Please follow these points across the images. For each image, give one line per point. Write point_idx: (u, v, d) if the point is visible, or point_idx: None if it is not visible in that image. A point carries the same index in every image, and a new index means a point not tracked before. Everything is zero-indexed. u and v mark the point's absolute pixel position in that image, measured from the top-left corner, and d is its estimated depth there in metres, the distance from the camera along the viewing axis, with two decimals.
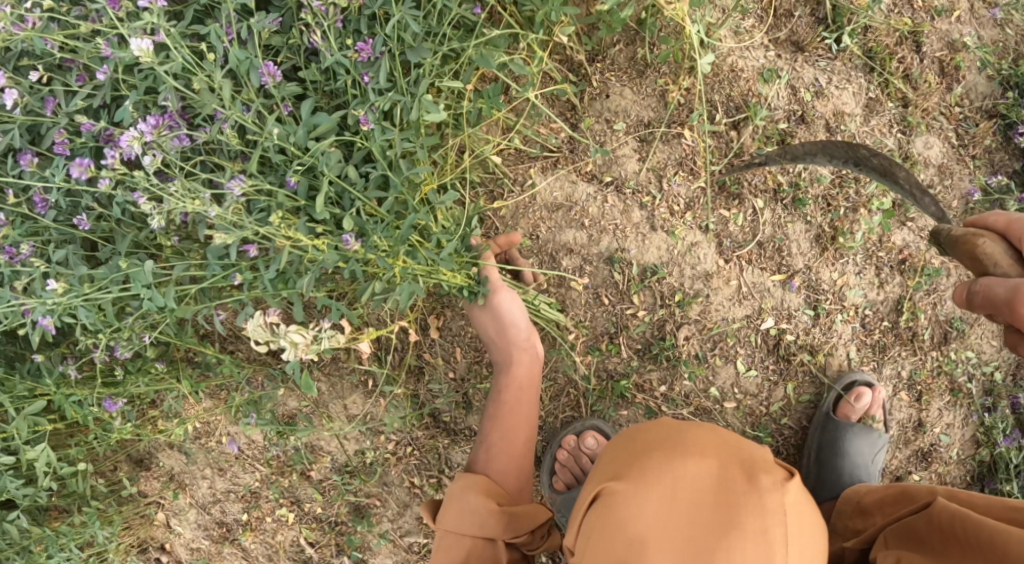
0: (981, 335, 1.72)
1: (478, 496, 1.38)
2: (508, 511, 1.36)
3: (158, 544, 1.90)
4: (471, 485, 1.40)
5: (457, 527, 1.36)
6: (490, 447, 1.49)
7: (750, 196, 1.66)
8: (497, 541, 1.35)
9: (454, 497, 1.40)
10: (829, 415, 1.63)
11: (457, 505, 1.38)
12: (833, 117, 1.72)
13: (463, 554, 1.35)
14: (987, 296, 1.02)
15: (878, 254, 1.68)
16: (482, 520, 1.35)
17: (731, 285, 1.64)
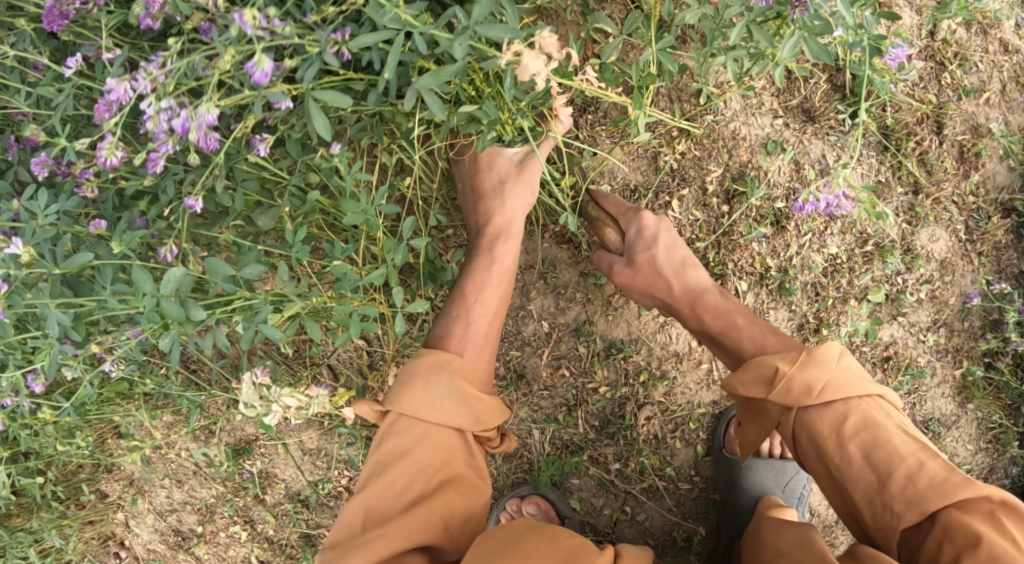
0: (956, 438, 1.70)
1: (453, 378, 1.21)
2: (482, 400, 1.22)
3: (118, 540, 1.96)
4: (446, 363, 1.22)
5: (419, 413, 1.18)
6: (466, 324, 1.31)
7: (734, 278, 1.58)
8: (466, 433, 1.21)
9: (420, 374, 1.21)
10: (722, 451, 1.57)
11: (422, 388, 1.20)
12: (836, 201, 1.60)
13: (422, 441, 1.18)
14: (599, 263, 1.45)
15: (861, 349, 1.62)
16: (452, 407, 1.20)
17: (700, 370, 1.58)
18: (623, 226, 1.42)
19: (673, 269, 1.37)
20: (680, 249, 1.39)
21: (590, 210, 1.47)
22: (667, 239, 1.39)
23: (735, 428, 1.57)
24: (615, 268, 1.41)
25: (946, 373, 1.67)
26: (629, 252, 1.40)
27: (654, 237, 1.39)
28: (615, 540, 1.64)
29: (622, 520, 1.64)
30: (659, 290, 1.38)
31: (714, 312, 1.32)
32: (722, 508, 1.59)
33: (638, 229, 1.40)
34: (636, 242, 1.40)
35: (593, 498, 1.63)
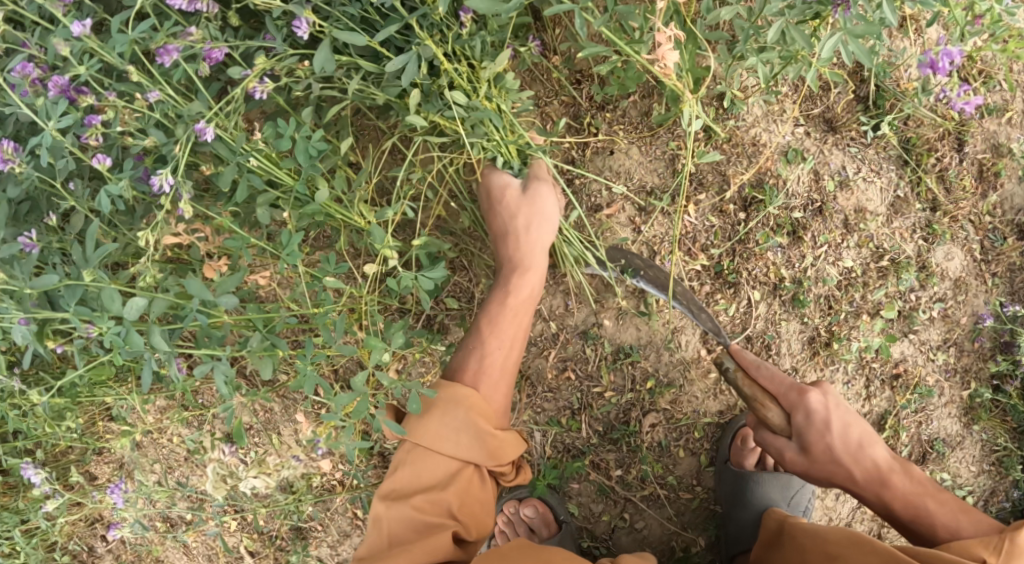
0: (959, 459, 1.68)
1: (468, 414, 1.27)
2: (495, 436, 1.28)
3: (107, 522, 1.95)
4: (464, 403, 1.28)
5: (434, 446, 1.27)
6: (483, 356, 1.32)
7: (747, 286, 1.55)
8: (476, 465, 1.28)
9: (438, 406, 1.28)
10: (727, 463, 1.55)
11: (441, 421, 1.27)
12: (853, 214, 1.58)
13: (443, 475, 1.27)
14: (762, 443, 1.36)
15: (871, 365, 1.60)
16: (466, 442, 1.27)
17: (707, 379, 1.55)
18: (788, 407, 1.32)
19: (852, 455, 1.28)
20: (857, 428, 1.29)
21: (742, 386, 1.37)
22: (841, 418, 1.29)
23: (740, 440, 1.56)
24: (790, 456, 1.32)
25: (953, 393, 1.66)
26: (801, 439, 1.30)
27: (827, 424, 1.28)
28: (613, 548, 1.62)
29: (620, 528, 1.62)
30: (843, 478, 1.30)
31: (903, 499, 1.27)
32: (723, 520, 1.57)
33: (807, 415, 1.30)
34: (807, 430, 1.29)
35: (592, 504, 1.61)
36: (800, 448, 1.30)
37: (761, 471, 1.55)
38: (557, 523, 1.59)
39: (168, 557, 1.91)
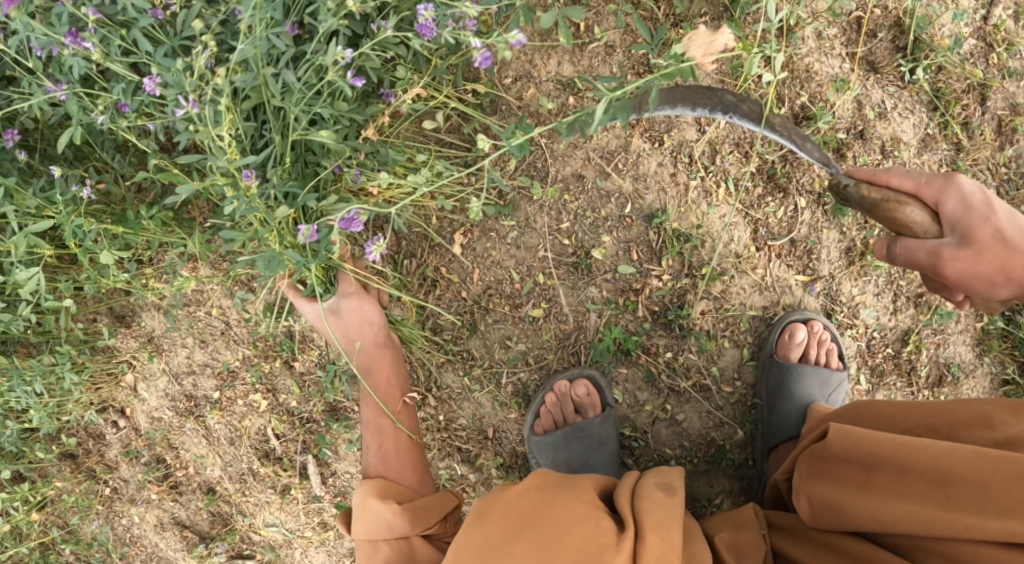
0: (972, 388, 1.74)
1: (380, 500, 1.41)
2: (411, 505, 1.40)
3: (119, 407, 1.88)
4: (371, 488, 1.43)
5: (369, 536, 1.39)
6: (375, 455, 1.53)
7: (796, 193, 1.64)
8: (411, 538, 1.38)
9: (358, 508, 1.43)
10: (773, 356, 1.61)
11: (361, 518, 1.41)
12: (889, 141, 1.70)
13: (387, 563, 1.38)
14: (907, 256, 1.22)
15: (899, 282, 1.68)
16: (390, 521, 1.39)
17: (755, 274, 1.64)
18: (931, 196, 1.21)
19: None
20: (1016, 218, 1.19)
21: (870, 194, 1.26)
22: (998, 201, 1.19)
23: (788, 334, 1.61)
24: (949, 253, 1.18)
25: (970, 324, 1.72)
26: (961, 229, 1.18)
27: (986, 203, 1.18)
28: (652, 440, 1.67)
29: (661, 419, 1.67)
30: (1017, 272, 1.19)
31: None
32: (760, 414, 1.64)
33: (959, 198, 1.19)
34: (966, 215, 1.18)
35: (637, 391, 1.66)
36: (959, 242, 1.18)
37: (804, 365, 1.60)
38: (602, 407, 1.63)
39: (184, 443, 1.87)
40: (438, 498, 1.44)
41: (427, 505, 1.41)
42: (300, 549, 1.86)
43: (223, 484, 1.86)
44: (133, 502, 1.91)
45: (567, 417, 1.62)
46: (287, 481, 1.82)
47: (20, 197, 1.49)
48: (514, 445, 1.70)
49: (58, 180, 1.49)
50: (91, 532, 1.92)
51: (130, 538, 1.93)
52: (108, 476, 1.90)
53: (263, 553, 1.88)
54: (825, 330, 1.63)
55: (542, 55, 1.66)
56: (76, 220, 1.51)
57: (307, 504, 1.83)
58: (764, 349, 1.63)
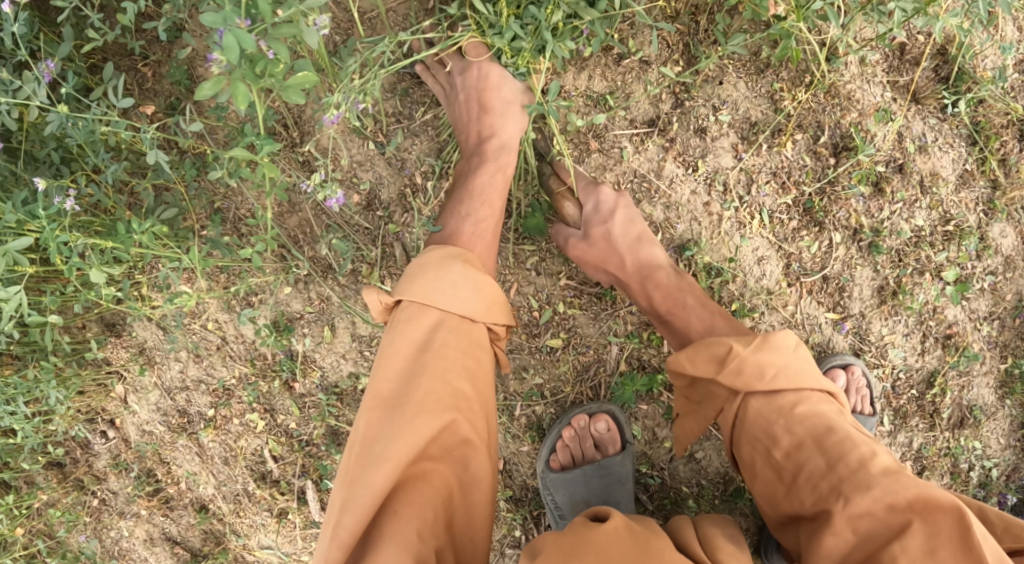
0: (993, 430, 1.68)
1: (462, 271, 1.26)
2: (492, 289, 1.27)
3: (108, 418, 1.79)
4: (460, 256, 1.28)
5: (428, 301, 1.23)
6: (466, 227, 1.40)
7: (830, 228, 1.58)
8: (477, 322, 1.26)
9: (432, 265, 1.27)
10: None
11: (435, 272, 1.25)
12: (928, 176, 1.61)
13: (442, 329, 1.22)
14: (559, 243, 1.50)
15: (928, 322, 1.63)
16: (464, 296, 1.24)
17: (784, 311, 1.59)
18: (581, 198, 1.49)
19: (627, 244, 1.46)
20: (634, 228, 1.47)
21: (553, 182, 1.51)
22: (623, 213, 1.48)
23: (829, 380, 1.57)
24: (572, 240, 1.48)
25: (994, 365, 1.66)
26: (585, 227, 1.47)
27: (610, 213, 1.47)
28: (669, 477, 1.62)
29: (679, 457, 1.61)
30: (612, 265, 1.46)
31: (662, 290, 1.45)
32: None
33: (595, 203, 1.48)
34: (592, 217, 1.48)
35: (657, 428, 1.60)
36: (582, 235, 1.47)
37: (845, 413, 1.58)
38: (621, 444, 1.57)
39: (175, 459, 1.79)
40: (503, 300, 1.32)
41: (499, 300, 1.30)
42: None
43: (216, 503, 1.78)
44: (121, 516, 1.82)
45: (585, 454, 1.56)
46: (284, 504, 1.74)
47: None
48: (526, 478, 1.63)
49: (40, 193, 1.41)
50: (78, 545, 1.83)
51: (118, 552, 1.84)
52: (95, 488, 1.81)
53: None
54: (863, 378, 1.60)
55: (571, 67, 1.54)
56: (59, 236, 1.44)
57: (304, 529, 1.75)
58: None
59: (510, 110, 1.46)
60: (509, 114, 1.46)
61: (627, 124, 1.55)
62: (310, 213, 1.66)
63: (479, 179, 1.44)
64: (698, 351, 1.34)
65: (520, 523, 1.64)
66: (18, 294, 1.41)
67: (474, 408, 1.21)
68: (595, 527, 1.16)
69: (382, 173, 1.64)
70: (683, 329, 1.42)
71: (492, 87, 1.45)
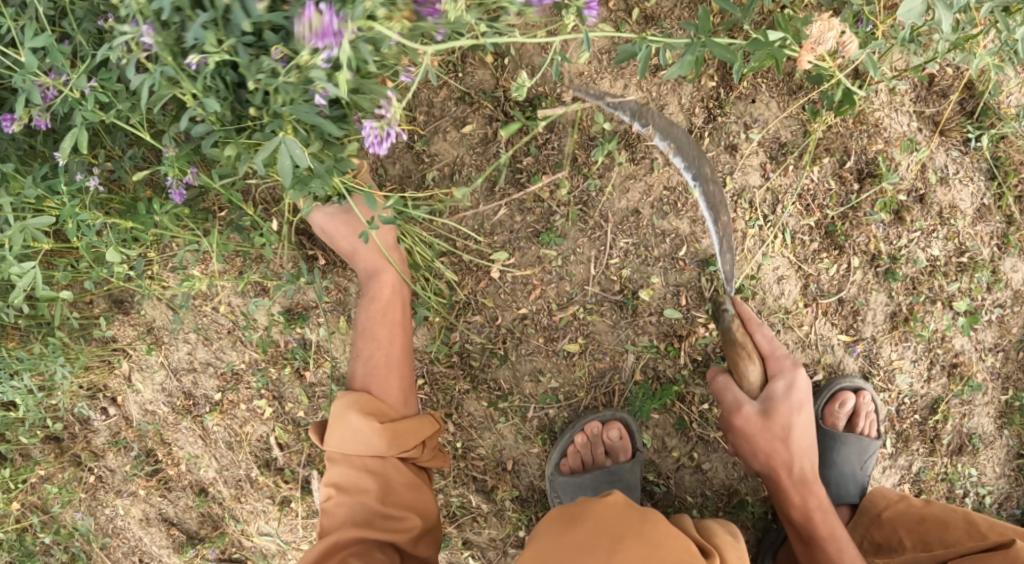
0: (989, 459, 1.72)
1: (361, 415, 1.36)
2: (384, 427, 1.35)
3: (110, 395, 1.77)
4: (351, 403, 1.36)
5: (342, 450, 1.36)
6: (364, 362, 1.43)
7: (850, 252, 1.60)
8: (387, 458, 1.36)
9: (336, 417, 1.38)
10: (818, 423, 1.62)
11: (338, 429, 1.36)
12: (947, 209, 1.64)
13: (357, 473, 1.36)
14: (722, 391, 1.44)
15: (936, 350, 1.66)
16: (368, 438, 1.35)
17: (799, 330, 1.61)
18: (771, 367, 1.42)
19: (803, 450, 1.41)
20: (807, 432, 1.41)
21: (733, 331, 1.44)
22: (808, 411, 1.40)
23: (836, 403, 1.60)
24: (749, 410, 1.40)
25: (995, 396, 1.70)
26: (769, 403, 1.40)
27: (800, 403, 1.39)
28: (674, 486, 1.63)
29: (686, 467, 1.62)
30: (781, 459, 1.41)
31: (824, 511, 1.41)
32: None
33: (788, 384, 1.40)
34: (780, 399, 1.40)
35: (666, 437, 1.61)
36: (761, 410, 1.40)
37: (848, 434, 1.61)
38: (632, 451, 1.58)
39: (177, 441, 1.77)
40: (415, 421, 1.40)
41: (407, 428, 1.38)
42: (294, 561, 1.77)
43: (216, 487, 1.77)
44: (118, 494, 1.80)
45: (596, 460, 1.57)
46: (288, 493, 1.73)
47: (19, 185, 1.39)
48: (532, 480, 1.63)
49: (62, 170, 1.39)
50: (73, 522, 1.81)
51: (113, 530, 1.82)
52: (92, 465, 1.79)
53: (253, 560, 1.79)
54: (872, 403, 1.62)
55: (608, 73, 1.56)
56: (79, 215, 1.42)
57: (306, 518, 1.74)
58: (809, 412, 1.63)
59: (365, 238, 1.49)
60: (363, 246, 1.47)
61: None
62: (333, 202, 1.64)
63: (361, 319, 1.45)
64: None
65: (524, 523, 1.64)
66: (32, 271, 1.40)
67: (400, 510, 1.35)
68: (592, 501, 1.17)
69: (408, 167, 1.61)
70: (833, 555, 1.38)
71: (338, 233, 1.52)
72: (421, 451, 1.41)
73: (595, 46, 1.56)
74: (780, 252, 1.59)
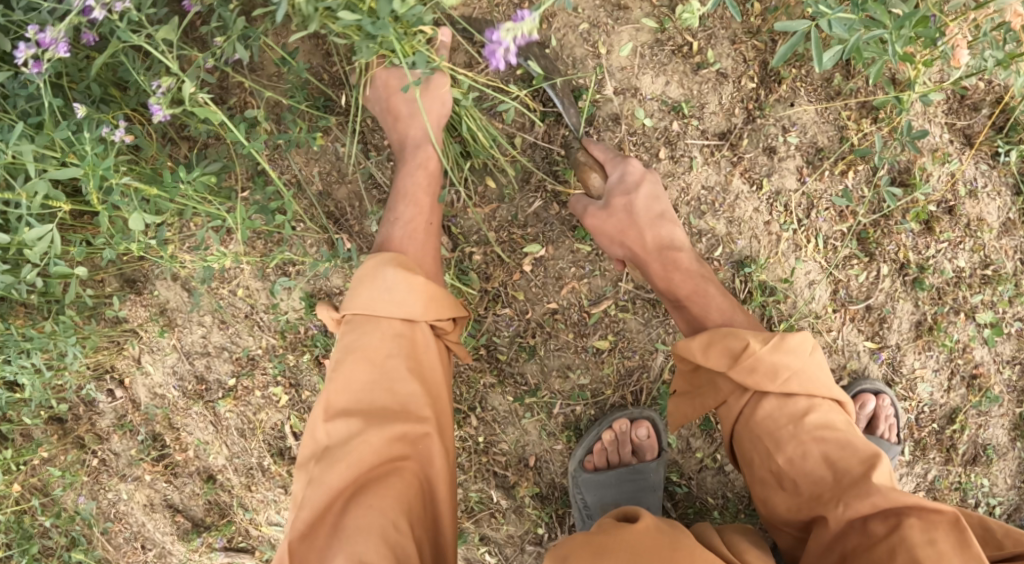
0: (1004, 471, 1.72)
1: (399, 270, 1.26)
2: (429, 289, 1.27)
3: (117, 376, 1.72)
4: (389, 261, 1.28)
5: (370, 310, 1.25)
6: (401, 225, 1.39)
7: (879, 260, 1.61)
8: (417, 323, 1.26)
9: (366, 277, 1.28)
10: None
11: (369, 285, 1.26)
12: (975, 221, 1.63)
13: (382, 337, 1.24)
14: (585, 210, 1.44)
15: (957, 361, 1.67)
16: (403, 297, 1.25)
17: (827, 335, 1.62)
18: (608, 170, 1.45)
19: (648, 220, 1.41)
20: (654, 207, 1.42)
21: (579, 155, 1.49)
22: (649, 186, 1.42)
23: (858, 404, 1.61)
24: (593, 209, 1.42)
25: (1011, 408, 1.69)
26: (607, 195, 1.42)
27: (636, 183, 1.42)
28: (695, 487, 1.62)
29: (708, 468, 1.62)
30: (632, 242, 1.41)
31: (686, 274, 1.40)
32: None
33: (621, 172, 1.43)
34: (616, 187, 1.42)
35: (692, 438, 1.61)
36: (604, 205, 1.41)
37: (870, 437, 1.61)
38: (658, 451, 1.58)
39: (186, 426, 1.72)
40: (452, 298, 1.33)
41: (444, 297, 1.30)
42: None
43: (226, 475, 1.73)
44: (122, 478, 1.75)
45: (622, 459, 1.56)
46: None
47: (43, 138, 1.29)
48: (554, 476, 1.61)
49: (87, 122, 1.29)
50: (75, 505, 1.76)
51: (115, 515, 1.77)
52: (95, 447, 1.74)
53: (261, 551, 1.75)
54: (891, 407, 1.63)
55: (649, 69, 1.54)
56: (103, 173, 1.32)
57: None
58: None
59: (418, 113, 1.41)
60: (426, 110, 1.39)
61: (699, 134, 1.56)
62: (361, 186, 1.60)
63: (404, 182, 1.42)
64: (713, 340, 1.30)
65: (544, 520, 1.62)
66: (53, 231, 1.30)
67: (425, 396, 1.23)
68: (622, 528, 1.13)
69: None
70: (698, 315, 1.38)
71: (394, 96, 1.40)
72: (451, 327, 1.33)
73: (639, 41, 1.54)
74: (811, 256, 1.59)
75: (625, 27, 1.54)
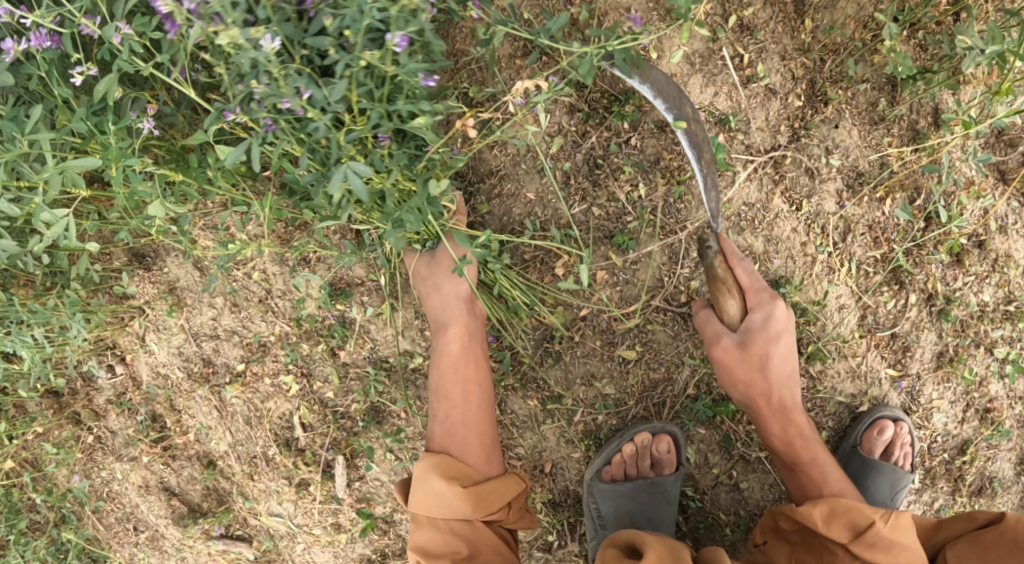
0: (1009, 505, 1.73)
1: (442, 480, 1.35)
2: (472, 491, 1.35)
3: (119, 353, 1.64)
4: (434, 467, 1.36)
5: (428, 512, 1.36)
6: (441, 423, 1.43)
7: (908, 289, 1.61)
8: (473, 521, 1.35)
9: (418, 480, 1.38)
10: (856, 449, 1.62)
11: (420, 491, 1.36)
12: (1003, 257, 1.63)
13: (444, 540, 1.35)
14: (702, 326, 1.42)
15: (973, 395, 1.67)
16: (449, 503, 1.34)
17: (852, 360, 1.61)
18: (750, 302, 1.39)
19: (778, 379, 1.40)
20: (787, 360, 1.39)
21: (716, 265, 1.38)
22: (787, 340, 1.38)
23: (875, 430, 1.60)
24: (726, 343, 1.38)
25: (1021, 443, 1.69)
26: (746, 335, 1.37)
27: (778, 334, 1.37)
28: (709, 503, 1.60)
29: (723, 485, 1.60)
30: (758, 389, 1.40)
31: (804, 439, 1.43)
32: None
33: None
34: (758, 330, 1.37)
35: (710, 454, 1.59)
36: (738, 343, 1.37)
37: (885, 463, 1.60)
38: (677, 466, 1.55)
39: (188, 409, 1.66)
40: (501, 482, 1.39)
41: (492, 491, 1.37)
42: (303, 545, 1.68)
43: (227, 461, 1.67)
44: (117, 458, 1.68)
45: (641, 471, 1.54)
46: (307, 476, 1.65)
47: (67, 118, 1.23)
48: (568, 484, 1.59)
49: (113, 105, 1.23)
50: (67, 484, 1.69)
51: (107, 494, 1.71)
52: (92, 424, 1.67)
53: (259, 541, 1.70)
54: (908, 435, 1.62)
55: (698, 78, 1.52)
56: (126, 158, 1.26)
57: (323, 504, 1.66)
58: (848, 437, 1.63)
59: (440, 286, 1.45)
60: (438, 288, 1.45)
61: (744, 149, 1.54)
62: None
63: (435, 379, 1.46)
64: (836, 511, 1.31)
65: (555, 527, 1.60)
66: (67, 218, 1.24)
67: None
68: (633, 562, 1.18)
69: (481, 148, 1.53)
70: (818, 482, 1.41)
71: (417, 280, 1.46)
72: (506, 512, 1.40)
73: (689, 48, 1.52)
74: (841, 280, 1.59)
75: (677, 33, 1.51)
